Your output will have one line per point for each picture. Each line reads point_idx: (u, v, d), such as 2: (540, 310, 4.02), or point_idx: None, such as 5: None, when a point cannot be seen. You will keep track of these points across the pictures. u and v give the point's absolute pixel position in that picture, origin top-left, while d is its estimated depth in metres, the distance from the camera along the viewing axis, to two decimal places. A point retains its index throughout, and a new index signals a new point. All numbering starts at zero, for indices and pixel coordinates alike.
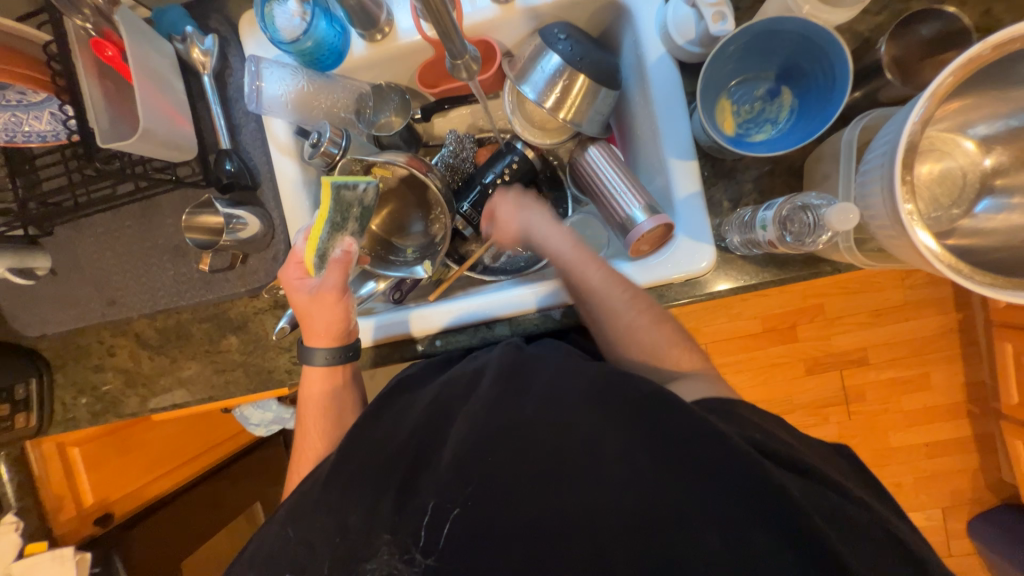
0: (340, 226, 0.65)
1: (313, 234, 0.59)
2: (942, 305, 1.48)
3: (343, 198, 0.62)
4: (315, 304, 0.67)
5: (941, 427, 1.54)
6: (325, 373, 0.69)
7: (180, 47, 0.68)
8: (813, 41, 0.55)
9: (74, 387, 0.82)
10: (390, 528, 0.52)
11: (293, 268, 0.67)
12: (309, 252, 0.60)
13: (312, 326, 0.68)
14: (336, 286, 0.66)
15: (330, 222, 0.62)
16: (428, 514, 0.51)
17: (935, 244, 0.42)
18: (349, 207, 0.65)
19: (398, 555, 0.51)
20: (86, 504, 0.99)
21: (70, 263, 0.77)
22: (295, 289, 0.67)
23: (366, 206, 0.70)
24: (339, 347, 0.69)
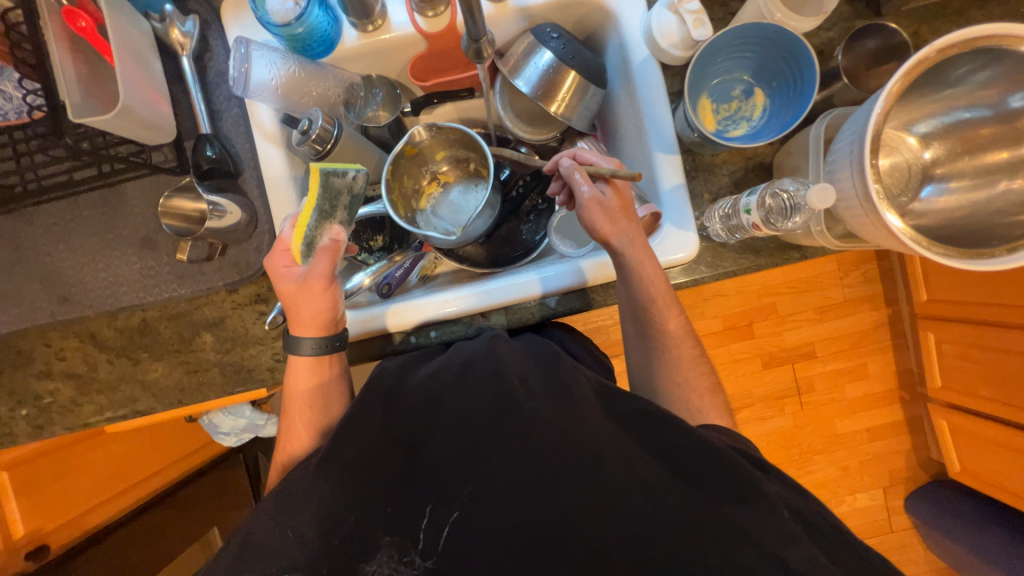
0: (328, 214, 0.60)
1: (300, 221, 0.57)
2: (875, 301, 1.65)
3: (331, 186, 0.57)
4: (302, 292, 0.61)
5: (880, 412, 1.70)
6: (311, 365, 0.65)
7: (158, 26, 0.65)
8: (784, 46, 0.62)
9: (11, 397, 0.72)
10: (389, 529, 0.48)
11: (279, 256, 0.63)
12: (296, 239, 0.58)
13: (297, 316, 0.63)
14: (325, 275, 0.60)
15: (319, 210, 0.58)
16: (426, 517, 0.48)
17: (901, 223, 0.48)
18: (337, 195, 0.60)
19: (397, 558, 0.47)
20: (16, 536, 0.87)
21: (12, 256, 0.69)
22: (282, 277, 0.62)
23: (356, 195, 0.64)
24: (327, 337, 0.64)
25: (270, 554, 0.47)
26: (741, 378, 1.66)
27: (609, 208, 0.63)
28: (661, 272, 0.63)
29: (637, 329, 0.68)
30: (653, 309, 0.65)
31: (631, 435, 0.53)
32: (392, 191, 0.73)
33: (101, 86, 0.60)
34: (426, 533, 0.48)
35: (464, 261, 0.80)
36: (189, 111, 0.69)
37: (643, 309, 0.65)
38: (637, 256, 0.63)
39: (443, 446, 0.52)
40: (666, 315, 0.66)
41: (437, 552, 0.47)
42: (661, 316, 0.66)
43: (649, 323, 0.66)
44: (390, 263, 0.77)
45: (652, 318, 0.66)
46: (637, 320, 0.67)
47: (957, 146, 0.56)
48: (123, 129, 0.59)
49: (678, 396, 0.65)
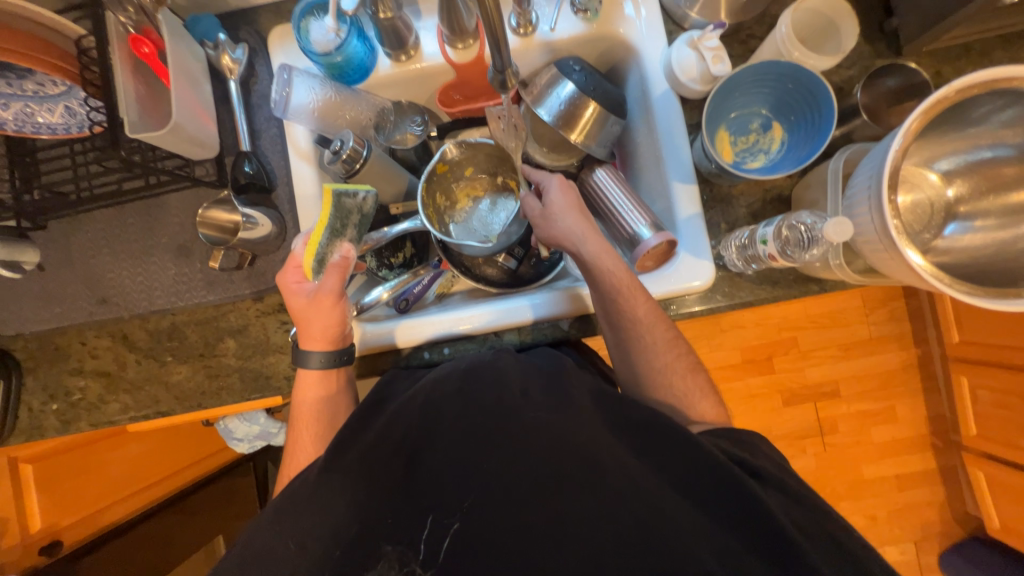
0: (339, 232, 0.63)
1: (313, 239, 0.58)
2: (903, 341, 1.59)
3: (342, 206, 0.61)
4: (312, 308, 0.63)
5: (910, 459, 1.61)
6: (319, 377, 0.66)
7: (211, 53, 0.71)
8: (802, 82, 0.63)
9: (44, 391, 0.76)
10: (392, 539, 0.49)
11: (291, 272, 0.64)
12: (308, 256, 0.59)
13: (307, 329, 0.64)
14: (334, 290, 0.63)
15: (330, 228, 0.60)
16: (427, 528, 0.49)
17: (922, 260, 0.48)
18: (348, 214, 0.64)
19: (398, 568, 0.47)
20: (32, 530, 0.90)
21: (60, 258, 0.74)
22: (293, 293, 0.64)
23: (366, 215, 0.68)
24: (334, 351, 0.66)
25: (273, 564, 0.48)
26: (760, 415, 1.61)
27: (553, 210, 0.68)
28: (617, 262, 0.64)
29: (610, 328, 0.66)
30: (617, 300, 0.63)
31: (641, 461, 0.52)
32: (429, 202, 0.77)
33: (155, 105, 0.65)
34: (426, 545, 0.48)
35: (479, 279, 0.82)
36: (231, 129, 0.74)
37: (610, 299, 0.64)
38: (586, 249, 0.65)
39: (449, 460, 0.52)
40: (656, 329, 0.64)
41: (437, 563, 0.47)
42: (631, 307, 0.63)
43: (625, 328, 0.64)
44: (411, 278, 0.79)
45: (621, 311, 0.63)
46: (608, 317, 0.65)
47: (981, 184, 0.56)
48: (172, 145, 0.64)
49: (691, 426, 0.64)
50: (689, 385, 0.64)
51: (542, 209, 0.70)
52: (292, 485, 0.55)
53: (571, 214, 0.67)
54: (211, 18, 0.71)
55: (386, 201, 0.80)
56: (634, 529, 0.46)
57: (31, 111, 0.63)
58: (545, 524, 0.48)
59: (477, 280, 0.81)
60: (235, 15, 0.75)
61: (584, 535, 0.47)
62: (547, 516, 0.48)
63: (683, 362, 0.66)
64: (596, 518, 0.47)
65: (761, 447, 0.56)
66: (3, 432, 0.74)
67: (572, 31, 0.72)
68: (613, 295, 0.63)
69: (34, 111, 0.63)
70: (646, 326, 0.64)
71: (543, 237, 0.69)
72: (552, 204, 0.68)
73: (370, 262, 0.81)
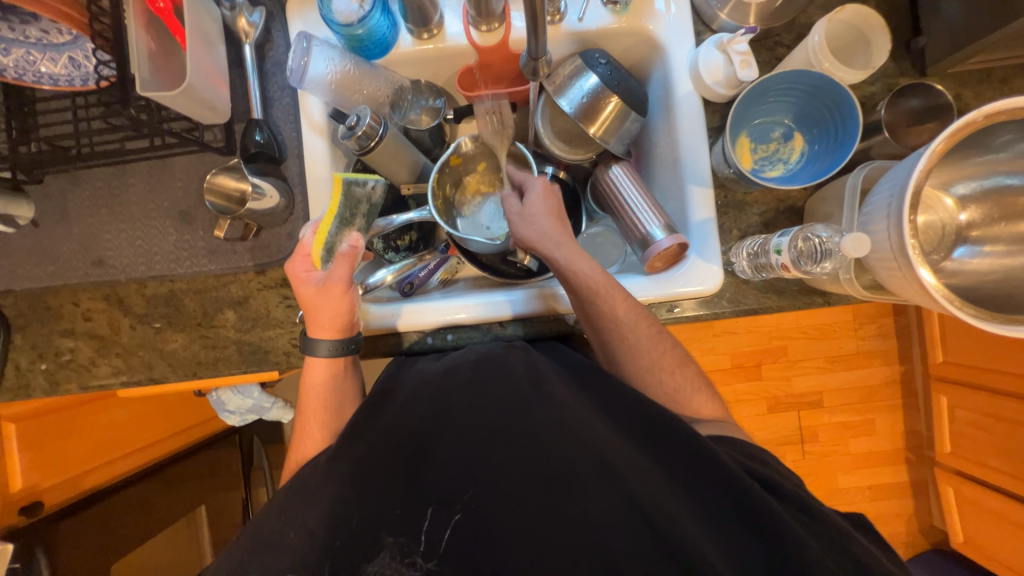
0: (349, 221, 0.66)
1: (320, 228, 0.63)
2: (888, 357, 1.63)
3: (352, 195, 0.64)
4: (321, 297, 0.62)
5: (884, 471, 1.66)
6: (327, 366, 0.66)
7: (226, 14, 0.67)
8: (830, 94, 0.63)
9: (33, 350, 0.74)
10: (393, 530, 0.50)
11: (300, 261, 0.64)
12: (317, 245, 0.63)
13: (316, 318, 0.63)
14: (343, 280, 0.61)
15: (340, 218, 0.64)
16: (427, 519, 0.50)
17: (934, 280, 0.48)
18: (357, 204, 0.66)
19: (398, 559, 0.49)
20: (13, 490, 0.87)
21: (55, 214, 0.72)
22: (302, 281, 0.63)
23: (375, 204, 0.70)
24: (343, 339, 0.65)
25: (278, 550, 0.49)
26: (745, 419, 1.63)
27: (532, 211, 0.69)
28: (592, 265, 0.64)
29: (591, 328, 0.66)
30: (595, 300, 0.63)
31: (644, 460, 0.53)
32: (438, 188, 0.76)
33: (168, 64, 0.62)
34: (427, 532, 0.50)
35: (485, 266, 0.80)
36: (243, 95, 0.72)
37: (587, 301, 0.64)
38: (560, 252, 0.65)
39: (459, 453, 0.53)
40: (640, 327, 0.64)
41: (438, 554, 0.49)
42: (611, 306, 0.63)
43: (607, 328, 0.64)
44: (415, 261, 0.79)
45: (600, 312, 0.64)
46: (587, 319, 0.66)
47: (994, 211, 0.56)
48: (183, 106, 0.61)
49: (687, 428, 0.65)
50: (691, 389, 0.65)
51: (520, 209, 0.70)
52: (300, 471, 0.56)
53: (551, 219, 0.68)
54: None
55: (398, 183, 0.78)
56: (636, 526, 0.48)
57: (34, 60, 0.60)
58: (550, 517, 0.49)
59: (483, 266, 0.80)
60: None
61: (581, 531, 0.48)
62: (549, 508, 0.50)
63: (686, 368, 0.66)
64: (596, 515, 0.48)
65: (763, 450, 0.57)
66: None
67: (600, 22, 0.71)
68: (590, 297, 0.64)
69: (37, 60, 0.60)
70: (628, 325, 0.64)
71: (516, 235, 0.69)
72: (531, 205, 0.69)
73: (377, 245, 0.80)
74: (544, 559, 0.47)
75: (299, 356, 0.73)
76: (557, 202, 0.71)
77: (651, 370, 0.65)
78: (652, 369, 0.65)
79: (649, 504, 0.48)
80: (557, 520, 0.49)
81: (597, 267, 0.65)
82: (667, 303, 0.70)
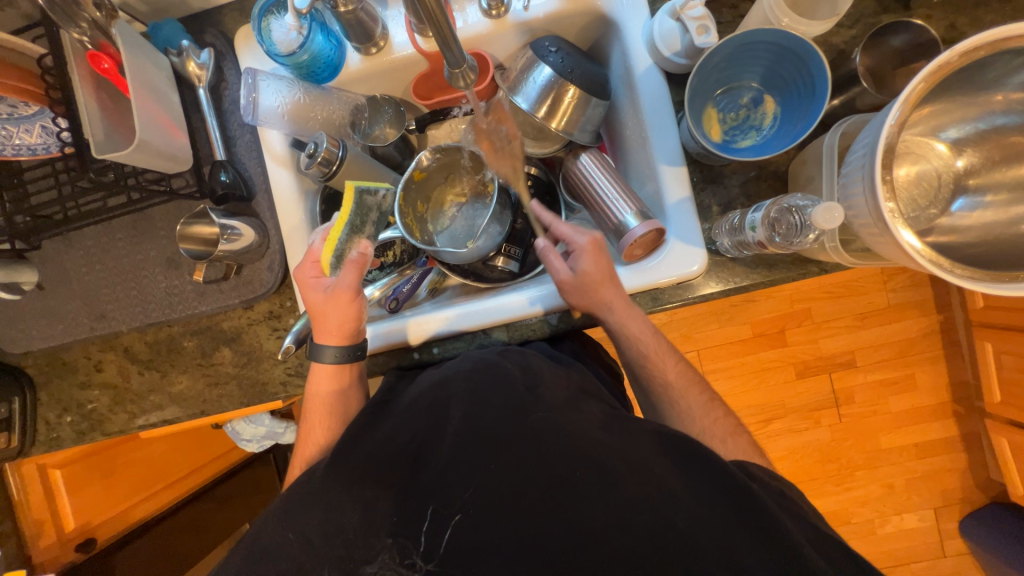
0: (358, 229, 0.66)
1: (331, 235, 0.61)
2: (924, 307, 1.53)
3: (364, 203, 0.65)
4: (329, 304, 0.64)
5: (929, 427, 1.57)
6: (333, 371, 0.67)
7: (176, 60, 0.69)
8: (791, 50, 0.58)
9: (59, 404, 0.79)
10: (392, 531, 0.51)
11: (310, 267, 0.65)
12: (326, 252, 0.62)
13: (323, 324, 0.65)
14: (352, 286, 0.64)
15: (349, 224, 0.63)
16: (428, 519, 0.51)
17: (918, 242, 0.44)
18: (368, 212, 0.67)
19: (398, 559, 0.50)
20: (67, 529, 0.96)
21: (56, 276, 0.76)
22: (311, 288, 0.65)
23: (384, 213, 0.72)
24: (349, 347, 0.66)
25: (277, 558, 0.50)
26: (771, 388, 1.58)
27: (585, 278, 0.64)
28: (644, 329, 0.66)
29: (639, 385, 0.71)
30: (646, 366, 0.67)
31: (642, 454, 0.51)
32: (405, 206, 0.74)
33: (122, 120, 0.64)
34: (428, 536, 0.50)
35: (467, 274, 0.79)
36: (206, 138, 0.73)
37: (639, 366, 0.68)
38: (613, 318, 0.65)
39: (450, 457, 0.53)
40: (692, 396, 0.66)
41: (438, 555, 0.49)
42: (661, 372, 0.67)
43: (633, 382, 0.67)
44: (399, 277, 0.78)
45: (650, 375, 0.68)
46: (625, 360, 0.69)
47: (994, 153, 0.51)
48: (143, 161, 0.63)
49: (703, 430, 0.62)
50: None
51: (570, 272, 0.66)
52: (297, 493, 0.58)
53: (605, 286, 0.64)
54: (174, 24, 0.71)
55: None
56: (619, 523, 0.47)
57: (10, 134, 0.61)
58: (541, 509, 0.49)
59: (466, 275, 0.79)
60: (199, 17, 0.74)
61: (566, 532, 0.48)
62: (546, 509, 0.49)
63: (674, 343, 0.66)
64: (579, 516, 0.48)
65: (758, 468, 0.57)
66: (23, 447, 0.77)
67: (546, 8, 0.68)
68: (634, 351, 0.67)
69: (12, 134, 0.61)
70: (679, 392, 0.66)
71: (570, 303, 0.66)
72: (584, 273, 0.64)
73: None
74: (531, 566, 0.47)
75: (295, 384, 0.75)
76: (608, 260, 0.66)
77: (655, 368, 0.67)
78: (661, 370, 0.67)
79: (637, 494, 0.48)
80: (543, 517, 0.49)
81: (645, 324, 0.66)
82: (653, 293, 0.68)
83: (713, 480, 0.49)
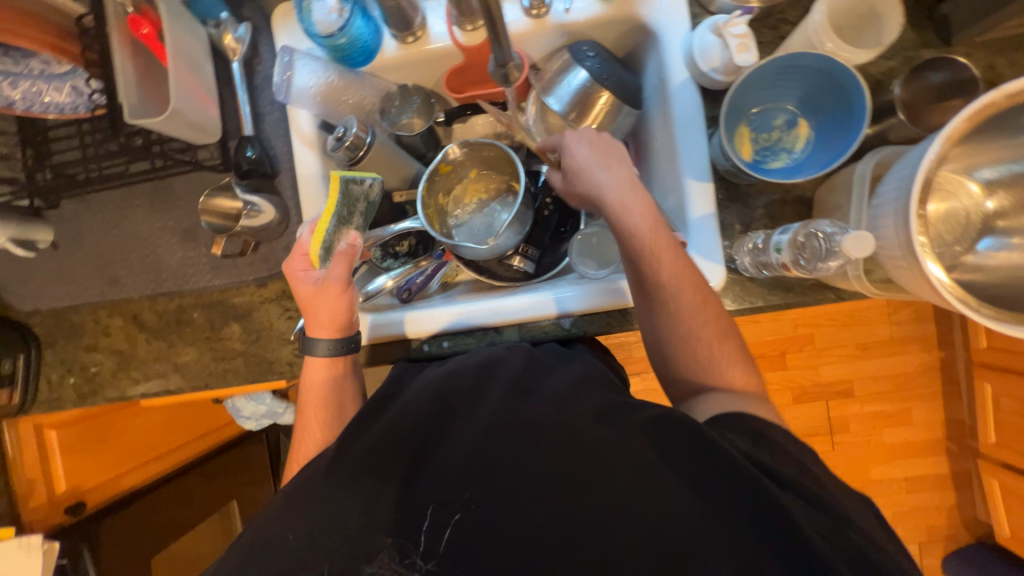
0: (346, 220, 0.64)
1: (319, 226, 0.60)
2: (926, 343, 1.53)
3: (350, 193, 0.62)
4: (319, 296, 0.63)
5: (921, 463, 1.57)
6: (326, 365, 0.67)
7: (214, 32, 0.69)
8: (833, 76, 0.58)
9: (62, 365, 0.78)
10: (391, 534, 0.45)
11: (298, 260, 0.65)
12: (314, 244, 0.61)
13: (314, 317, 0.64)
14: (342, 279, 0.62)
15: (337, 215, 0.62)
16: (428, 525, 0.45)
17: (945, 276, 0.44)
18: (355, 202, 0.65)
19: (398, 558, 0.44)
20: (57, 491, 0.96)
21: (71, 237, 0.75)
22: (299, 281, 0.64)
23: (371, 202, 0.69)
24: (341, 339, 0.66)
25: None
26: None
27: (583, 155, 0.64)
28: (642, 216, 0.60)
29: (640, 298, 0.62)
30: (642, 261, 0.60)
31: (660, 459, 0.46)
32: (430, 197, 0.75)
33: (156, 88, 0.64)
34: (429, 539, 0.45)
35: (482, 271, 0.79)
36: (235, 112, 0.73)
37: (634, 263, 0.60)
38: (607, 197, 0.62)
39: (458, 449, 0.49)
40: (685, 294, 0.59)
41: (439, 558, 0.45)
42: (658, 268, 0.59)
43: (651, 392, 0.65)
44: (413, 268, 0.80)
45: (646, 273, 0.60)
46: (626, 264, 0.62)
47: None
48: (173, 130, 0.63)
49: None
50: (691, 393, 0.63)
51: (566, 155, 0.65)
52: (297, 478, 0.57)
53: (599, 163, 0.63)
54: None
55: (391, 187, 0.79)
56: None
57: (39, 91, 0.61)
58: (555, 517, 0.44)
59: (479, 271, 0.79)
60: None
61: None
62: None
63: (726, 351, 0.60)
64: None
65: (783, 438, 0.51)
66: (24, 404, 0.76)
67: (588, 13, 0.68)
68: (634, 244, 0.60)
69: (42, 91, 0.61)
70: (673, 289, 0.59)
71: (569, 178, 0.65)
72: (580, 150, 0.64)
73: (375, 253, 0.82)
74: None
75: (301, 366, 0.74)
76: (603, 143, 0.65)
77: (653, 263, 0.59)
78: (657, 265, 0.59)
79: (664, 511, 0.43)
80: None
81: (646, 209, 0.60)
82: None
83: (746, 482, 0.42)
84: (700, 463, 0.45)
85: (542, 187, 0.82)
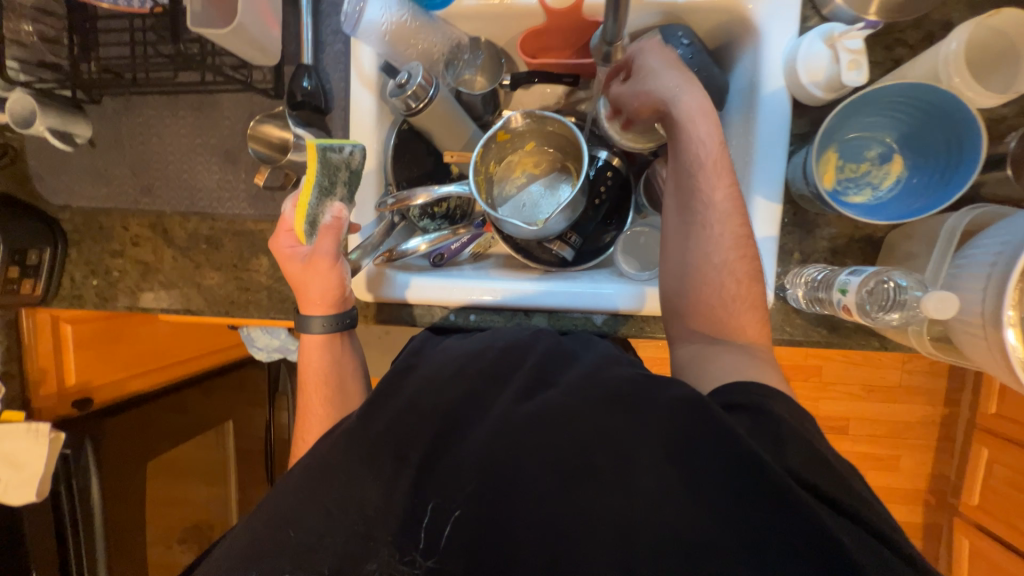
0: (330, 190, 0.59)
1: (299, 201, 0.56)
2: (934, 397, 1.51)
3: (329, 161, 0.57)
4: (308, 273, 0.61)
5: (898, 509, 1.60)
6: (323, 342, 0.64)
7: None
8: (951, 117, 0.53)
9: (86, 265, 0.77)
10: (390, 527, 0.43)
11: (285, 237, 0.62)
12: (298, 220, 0.58)
13: (305, 294, 0.63)
14: (330, 254, 0.60)
15: (319, 187, 0.58)
16: (427, 517, 0.43)
17: (1019, 344, 0.44)
18: (337, 171, 0.60)
19: (397, 557, 0.42)
20: (68, 383, 0.98)
21: (110, 137, 0.73)
22: (288, 258, 0.62)
23: (356, 172, 0.63)
24: (337, 314, 0.64)
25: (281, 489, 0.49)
26: None
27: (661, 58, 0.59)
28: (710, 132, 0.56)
29: (676, 218, 0.59)
30: (696, 176, 0.56)
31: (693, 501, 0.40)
32: (483, 165, 0.71)
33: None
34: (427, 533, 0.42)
35: (519, 249, 0.76)
36: (296, 37, 0.69)
37: (686, 177, 0.57)
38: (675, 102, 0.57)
39: (472, 442, 0.45)
40: (729, 219, 0.56)
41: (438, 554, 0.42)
42: (709, 189, 0.56)
43: None
44: (449, 235, 0.73)
45: (696, 189, 0.57)
46: (677, 179, 0.58)
47: None
48: (232, 45, 0.60)
49: None
50: None
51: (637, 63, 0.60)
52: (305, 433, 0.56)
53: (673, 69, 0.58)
54: None
55: (441, 147, 0.74)
56: None
57: None
58: (575, 539, 0.40)
59: (517, 249, 0.76)
60: None
61: None
62: None
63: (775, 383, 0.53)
64: None
65: (834, 453, 0.46)
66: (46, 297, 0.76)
67: None
68: (694, 153, 0.56)
69: None
70: (719, 212, 0.56)
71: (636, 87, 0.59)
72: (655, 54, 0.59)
73: (413, 211, 0.77)
74: None
75: None
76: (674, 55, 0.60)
77: (707, 181, 0.56)
78: (710, 189, 0.56)
79: (695, 544, 0.38)
80: None
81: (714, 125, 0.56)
82: None
83: (795, 536, 0.37)
84: (730, 488, 0.39)
85: (598, 173, 0.77)
